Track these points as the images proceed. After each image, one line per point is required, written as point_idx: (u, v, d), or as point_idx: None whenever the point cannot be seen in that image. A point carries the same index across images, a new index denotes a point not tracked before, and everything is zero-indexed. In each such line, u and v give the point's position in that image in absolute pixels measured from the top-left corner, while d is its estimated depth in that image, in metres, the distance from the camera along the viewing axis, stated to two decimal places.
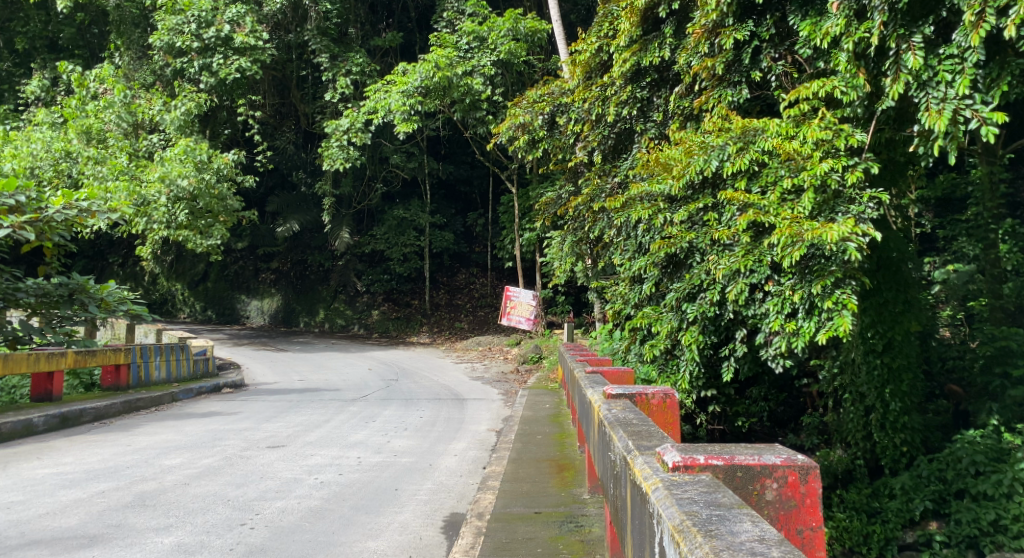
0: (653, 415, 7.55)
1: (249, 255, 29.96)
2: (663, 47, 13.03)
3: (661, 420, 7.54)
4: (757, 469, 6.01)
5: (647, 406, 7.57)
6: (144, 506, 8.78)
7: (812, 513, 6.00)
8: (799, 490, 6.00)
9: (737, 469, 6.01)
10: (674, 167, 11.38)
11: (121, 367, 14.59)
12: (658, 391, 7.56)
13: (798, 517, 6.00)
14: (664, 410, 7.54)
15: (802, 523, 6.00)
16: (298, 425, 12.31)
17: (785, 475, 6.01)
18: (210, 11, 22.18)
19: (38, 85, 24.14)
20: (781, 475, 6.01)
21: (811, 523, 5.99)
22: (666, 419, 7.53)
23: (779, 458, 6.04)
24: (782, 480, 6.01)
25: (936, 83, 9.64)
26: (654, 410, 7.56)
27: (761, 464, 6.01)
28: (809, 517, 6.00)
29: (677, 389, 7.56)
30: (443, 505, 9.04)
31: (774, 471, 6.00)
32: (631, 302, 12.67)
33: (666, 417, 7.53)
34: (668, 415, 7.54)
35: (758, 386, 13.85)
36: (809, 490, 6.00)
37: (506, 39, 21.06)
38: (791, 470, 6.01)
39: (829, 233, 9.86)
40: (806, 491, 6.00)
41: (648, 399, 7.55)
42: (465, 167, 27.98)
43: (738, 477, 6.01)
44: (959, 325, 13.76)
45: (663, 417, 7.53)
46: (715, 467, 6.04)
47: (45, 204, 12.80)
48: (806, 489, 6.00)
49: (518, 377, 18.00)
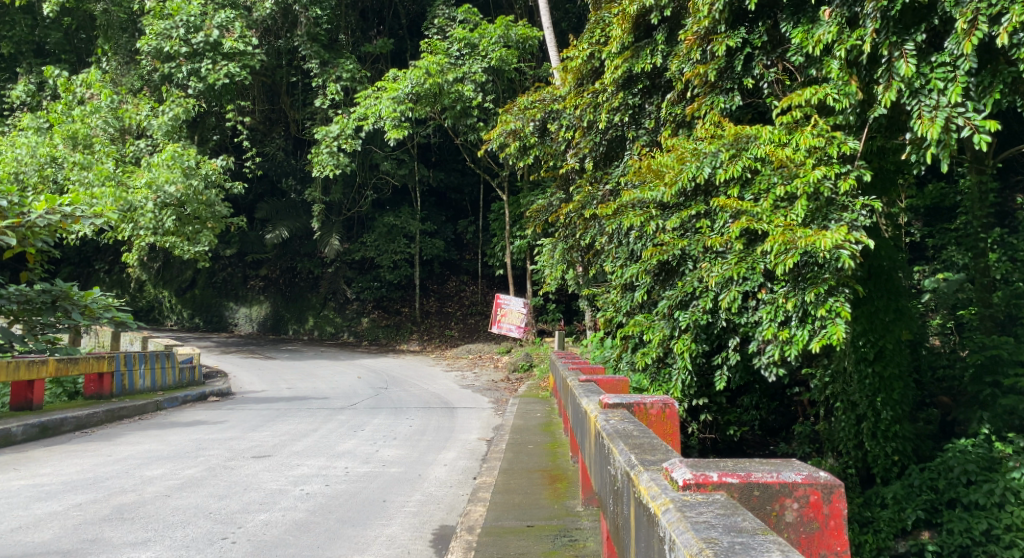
0: (652, 425, 7.43)
1: (238, 262, 29.71)
2: (655, 55, 12.99)
3: (660, 430, 7.42)
4: (776, 488, 5.88)
5: (645, 416, 7.45)
6: (121, 520, 8.62)
7: (835, 535, 5.88)
8: (823, 511, 5.88)
9: (755, 488, 5.89)
10: (666, 174, 11.30)
11: (104, 375, 14.42)
12: (656, 401, 7.44)
13: (822, 541, 5.88)
14: (663, 420, 7.42)
15: (825, 546, 5.88)
16: (285, 435, 12.16)
17: (806, 495, 5.89)
18: (198, 16, 22.08)
19: (24, 89, 23.93)
20: (802, 494, 5.89)
21: (835, 546, 5.88)
22: (665, 430, 7.40)
23: (799, 476, 5.92)
24: (804, 500, 5.89)
25: (928, 91, 9.58)
26: (653, 420, 7.44)
27: (780, 482, 5.89)
28: (833, 541, 5.88)
29: (676, 399, 7.43)
30: (432, 517, 8.90)
31: (794, 490, 5.89)
32: (622, 310, 12.56)
33: (666, 427, 7.41)
34: (667, 425, 7.41)
35: (749, 395, 13.73)
36: (832, 511, 5.88)
37: (497, 45, 21.01)
38: (814, 489, 5.89)
39: (822, 241, 9.79)
40: (830, 513, 5.88)
41: (646, 409, 7.44)
42: (455, 174, 27.87)
43: (755, 496, 5.89)
44: (949, 334, 13.70)
45: (662, 428, 7.41)
46: (730, 485, 5.90)
47: (27, 208, 12.60)
48: (829, 510, 5.88)
49: (508, 385, 17.89)
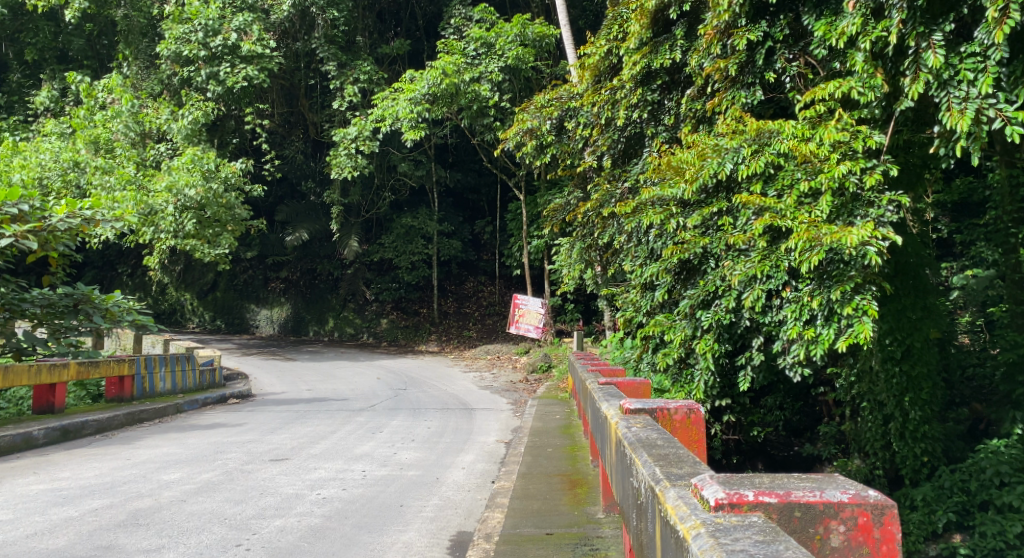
0: (676, 431, 7.28)
1: (258, 264, 29.65)
2: (674, 50, 12.84)
3: (685, 437, 7.26)
4: (820, 509, 5.69)
5: (669, 423, 7.29)
6: (137, 526, 8.53)
7: None
8: (873, 534, 5.69)
9: (796, 509, 5.69)
10: (686, 171, 11.15)
11: (125, 378, 14.33)
12: (681, 406, 7.29)
13: None
14: (688, 427, 7.26)
15: None
16: (303, 437, 12.07)
17: (854, 517, 5.69)
18: (217, 20, 22.01)
19: (47, 96, 23.99)
20: (849, 516, 5.69)
21: None
22: (690, 436, 7.24)
23: (846, 496, 5.71)
24: (851, 522, 5.70)
25: (958, 82, 9.38)
26: (677, 427, 7.28)
27: (825, 502, 5.69)
28: None
29: (701, 404, 7.27)
30: (449, 523, 8.77)
31: (840, 511, 5.69)
32: (643, 310, 12.39)
33: (691, 434, 7.25)
34: (692, 432, 7.25)
35: (773, 395, 13.57)
36: (884, 535, 5.69)
37: (513, 44, 20.80)
38: (862, 510, 5.69)
39: (848, 237, 9.60)
40: (881, 537, 5.69)
41: (670, 415, 7.28)
42: (473, 174, 27.77)
43: (796, 518, 5.68)
44: (979, 332, 13.41)
45: (687, 434, 7.25)
46: (768, 505, 5.69)
47: (48, 213, 12.52)
48: (880, 534, 5.69)
49: (527, 386, 17.76)
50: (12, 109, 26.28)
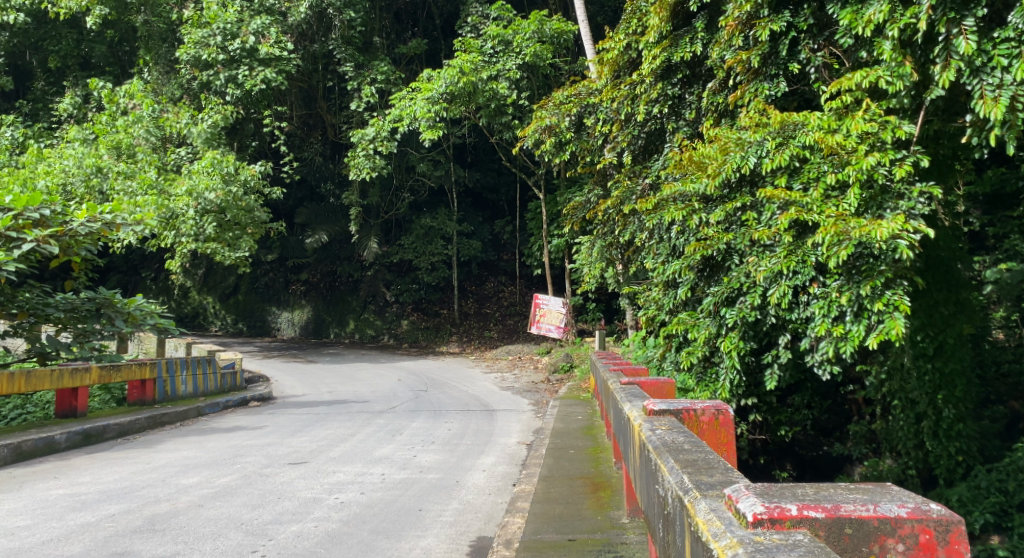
0: (704, 433, 7.08)
1: (280, 267, 29.60)
2: (694, 43, 12.72)
3: (712, 439, 7.07)
4: (875, 525, 5.54)
5: (696, 424, 7.09)
6: (153, 531, 8.42)
7: None
8: (937, 553, 5.55)
9: (848, 524, 5.54)
10: (709, 165, 11.00)
11: (147, 382, 14.23)
12: (708, 407, 7.08)
13: None
14: (716, 429, 7.06)
15: None
16: (323, 440, 11.94)
17: (915, 533, 5.56)
18: (235, 23, 21.95)
19: (70, 102, 23.88)
20: (909, 532, 5.56)
21: None
22: (718, 439, 7.05)
23: (905, 510, 5.58)
24: (912, 539, 5.56)
25: (991, 69, 9.23)
26: (705, 428, 7.08)
27: (881, 518, 5.55)
28: None
29: (729, 405, 7.07)
30: (470, 528, 8.62)
31: (900, 527, 5.55)
32: (666, 309, 12.24)
33: (719, 436, 7.06)
34: (720, 434, 7.07)
35: (800, 393, 13.35)
36: (947, 553, 5.54)
37: (531, 41, 20.56)
38: (924, 527, 5.55)
39: (878, 230, 9.42)
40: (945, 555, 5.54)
41: (697, 416, 7.07)
42: (491, 174, 27.64)
43: (848, 533, 5.54)
44: (1014, 328, 13.11)
45: (715, 436, 7.06)
46: (815, 520, 5.54)
47: (69, 217, 12.42)
48: (943, 551, 5.55)
49: (549, 386, 17.57)
50: (36, 116, 26.28)
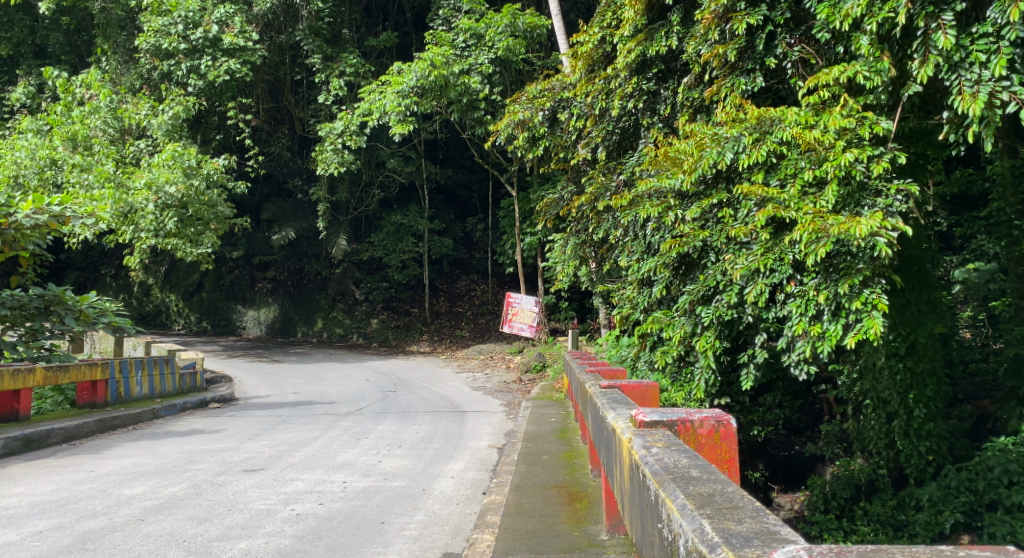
0: (703, 448, 6.61)
1: (245, 264, 29.00)
2: (669, 36, 12.21)
3: (713, 454, 6.59)
4: None
5: (694, 438, 6.63)
6: (83, 551, 7.86)
7: None
8: None
9: None
10: (685, 161, 10.51)
11: (97, 383, 13.60)
12: (707, 419, 6.61)
13: None
14: (716, 443, 6.59)
15: None
16: (283, 444, 11.40)
17: None
18: (197, 12, 21.35)
19: (22, 92, 23.07)
20: None
21: None
22: (718, 454, 6.57)
23: None
24: None
25: (969, 65, 8.86)
26: (703, 443, 6.61)
27: None
28: None
29: (730, 416, 6.61)
30: (435, 543, 8.13)
31: None
32: (639, 308, 11.80)
33: (720, 451, 6.58)
34: (721, 449, 6.59)
35: (771, 393, 13.09)
36: None
37: (503, 35, 20.03)
38: None
39: (857, 228, 8.97)
40: None
41: (695, 429, 6.61)
42: (464, 171, 27.26)
43: None
44: (981, 327, 12.79)
45: (715, 452, 6.58)
46: None
47: (13, 209, 11.74)
48: None
49: (521, 386, 17.08)
50: None
